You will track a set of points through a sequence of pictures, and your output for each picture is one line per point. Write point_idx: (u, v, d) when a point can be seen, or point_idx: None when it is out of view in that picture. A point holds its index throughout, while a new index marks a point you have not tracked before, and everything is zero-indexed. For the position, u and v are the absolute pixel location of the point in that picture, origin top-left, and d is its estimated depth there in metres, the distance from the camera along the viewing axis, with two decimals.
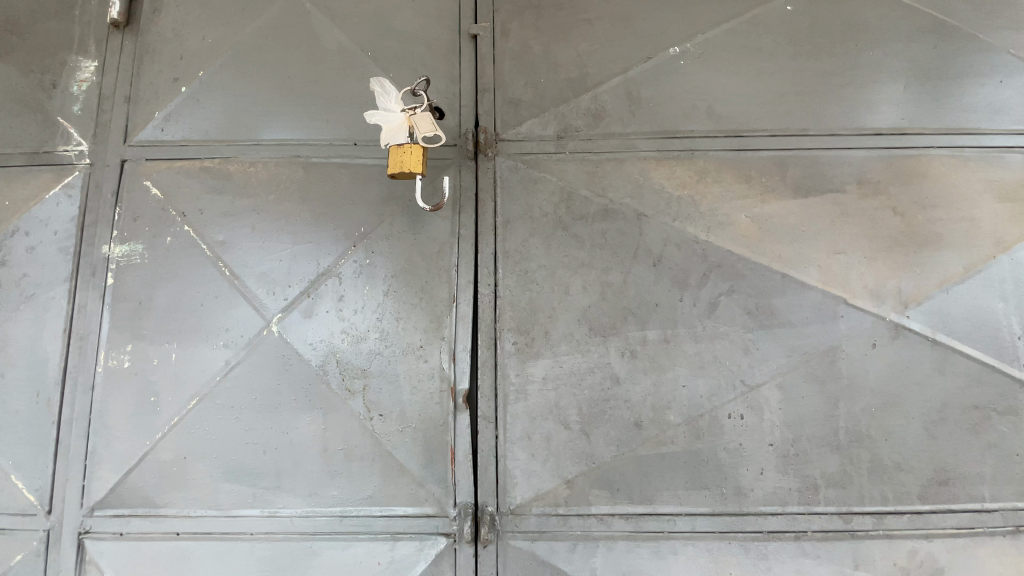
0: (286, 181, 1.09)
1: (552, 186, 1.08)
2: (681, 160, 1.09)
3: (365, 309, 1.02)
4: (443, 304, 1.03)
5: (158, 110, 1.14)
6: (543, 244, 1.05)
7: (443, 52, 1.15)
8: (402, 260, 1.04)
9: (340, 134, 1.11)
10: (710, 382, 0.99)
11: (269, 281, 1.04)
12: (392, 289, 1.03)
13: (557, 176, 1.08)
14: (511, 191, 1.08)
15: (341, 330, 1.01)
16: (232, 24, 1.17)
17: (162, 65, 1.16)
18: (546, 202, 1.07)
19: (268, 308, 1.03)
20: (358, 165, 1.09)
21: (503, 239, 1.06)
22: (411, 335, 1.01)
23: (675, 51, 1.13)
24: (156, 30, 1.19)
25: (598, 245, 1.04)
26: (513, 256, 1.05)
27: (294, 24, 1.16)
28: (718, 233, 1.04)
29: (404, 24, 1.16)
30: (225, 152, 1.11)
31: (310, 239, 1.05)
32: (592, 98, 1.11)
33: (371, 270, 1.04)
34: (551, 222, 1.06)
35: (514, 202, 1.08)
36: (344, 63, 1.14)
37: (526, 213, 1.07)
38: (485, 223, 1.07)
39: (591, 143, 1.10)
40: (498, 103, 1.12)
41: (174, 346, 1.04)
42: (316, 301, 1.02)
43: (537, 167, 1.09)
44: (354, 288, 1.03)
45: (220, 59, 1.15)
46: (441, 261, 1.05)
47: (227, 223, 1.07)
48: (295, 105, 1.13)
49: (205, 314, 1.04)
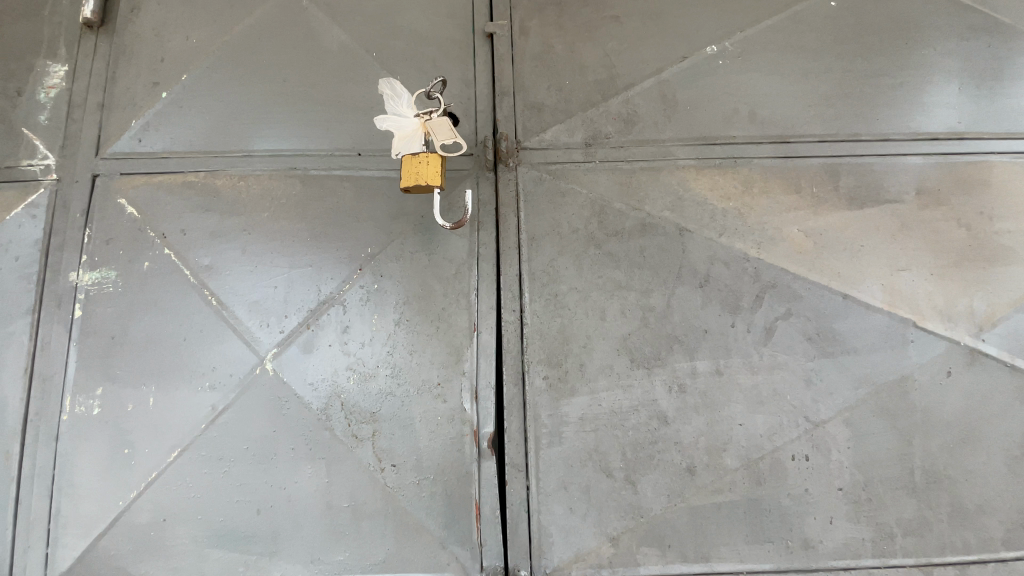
0: (280, 197, 0.96)
1: (582, 199, 0.96)
2: (724, 169, 0.98)
3: (374, 342, 0.89)
4: (462, 333, 0.90)
5: (136, 118, 1.01)
6: (575, 265, 0.94)
7: (456, 54, 1.04)
8: (416, 285, 0.92)
9: (342, 144, 0.99)
10: (769, 419, 0.87)
11: (262, 311, 0.90)
12: (404, 318, 0.90)
13: (587, 188, 0.97)
14: (535, 205, 0.97)
15: (346, 368, 0.87)
16: (219, 22, 1.04)
17: (140, 69, 1.04)
18: (576, 217, 0.96)
19: (260, 343, 0.89)
20: (363, 178, 0.97)
21: (529, 259, 0.94)
22: (427, 371, 0.88)
23: (712, 50, 1.02)
24: (135, 30, 1.06)
25: (636, 264, 0.93)
26: (541, 278, 0.93)
27: (290, 23, 1.04)
28: (770, 250, 0.93)
29: (413, 23, 1.05)
30: (211, 164, 0.98)
31: (310, 263, 0.92)
32: (622, 101, 1.00)
33: (379, 296, 0.91)
34: (583, 240, 0.95)
35: (539, 218, 0.96)
36: (346, 66, 1.02)
37: (553, 229, 0.95)
38: (508, 241, 0.95)
39: (623, 152, 0.99)
40: (519, 108, 1.01)
41: (153, 389, 0.90)
42: (317, 333, 0.89)
43: (563, 178, 0.98)
44: (360, 318, 0.90)
45: (206, 61, 1.02)
46: (459, 285, 0.93)
47: (214, 246, 0.94)
48: (291, 113, 1.01)
49: (189, 351, 0.90)
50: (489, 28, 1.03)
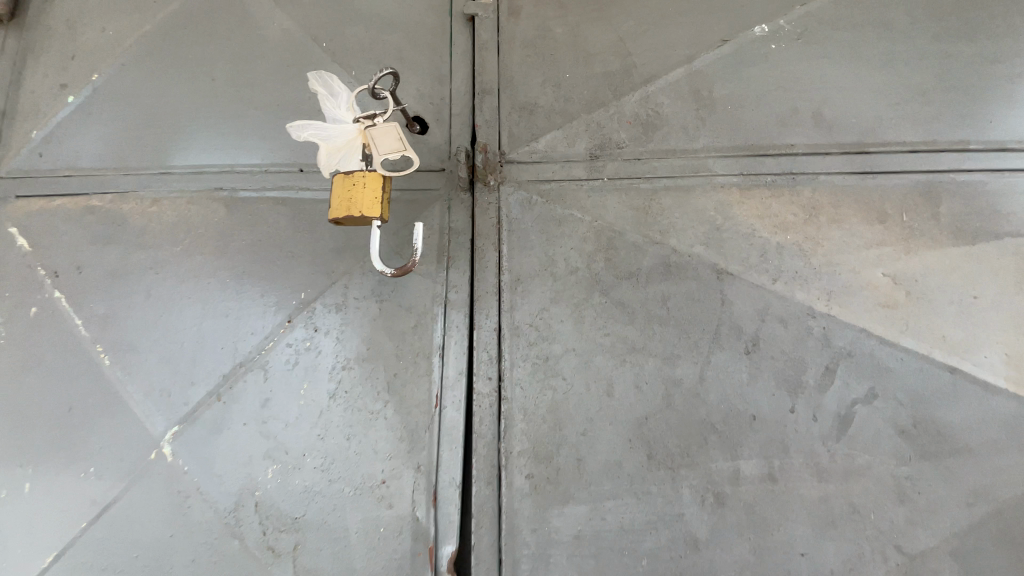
0: (198, 226, 0.76)
1: (583, 229, 0.72)
2: (778, 190, 0.72)
3: (301, 422, 0.67)
4: (419, 409, 0.67)
5: (38, 128, 0.83)
6: (573, 318, 0.69)
7: (427, 43, 0.82)
8: (360, 344, 0.70)
9: (281, 159, 0.79)
10: (846, 549, 0.61)
11: (166, 375, 0.70)
12: (342, 390, 0.68)
13: (591, 215, 0.73)
14: (522, 237, 0.73)
15: (264, 456, 0.67)
16: (141, 10, 0.85)
17: (48, 68, 0.85)
18: (577, 254, 0.72)
19: (162, 417, 0.69)
20: (304, 202, 0.76)
21: (512, 309, 0.71)
22: (370, 462, 0.66)
23: (762, 31, 0.76)
24: (47, 23, 0.88)
25: (656, 319, 0.68)
26: (528, 335, 0.70)
27: (224, 8, 0.84)
28: (844, 302, 0.67)
29: (374, 6, 0.84)
30: (120, 184, 0.79)
31: (226, 312, 0.71)
32: (640, 99, 0.75)
33: (311, 359, 0.69)
34: (584, 284, 0.70)
35: (527, 254, 0.73)
36: (289, 60, 0.81)
37: (545, 269, 0.72)
38: (485, 285, 0.72)
39: (640, 167, 0.74)
40: (504, 109, 0.78)
41: (28, 472, 0.70)
42: (229, 408, 0.68)
43: (560, 202, 0.74)
44: (284, 388, 0.68)
45: (123, 58, 0.83)
46: (420, 344, 0.70)
47: (115, 289, 0.74)
48: (219, 120, 0.80)
49: (76, 424, 0.71)
50: (469, 9, 0.81)
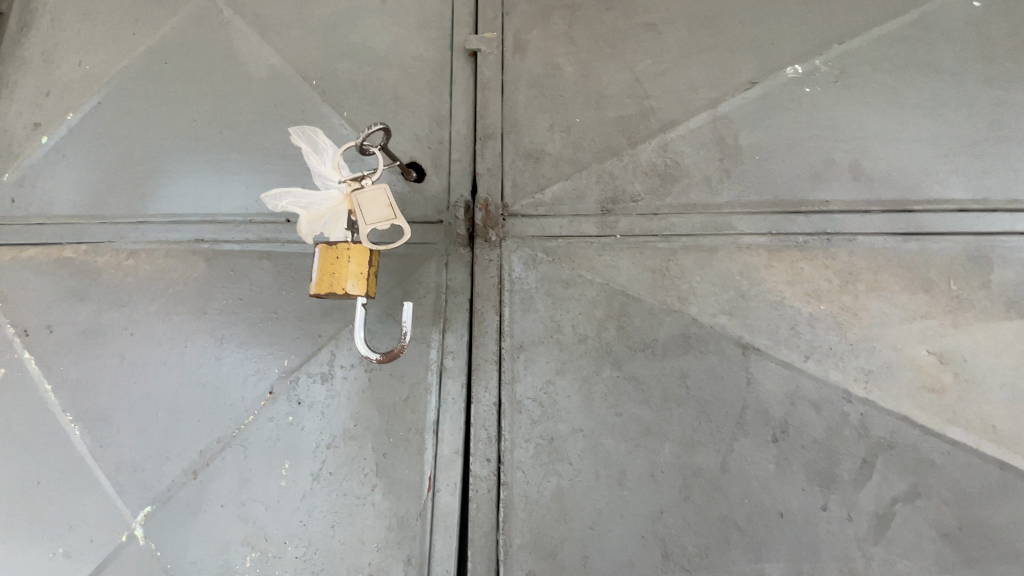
0: (177, 282, 0.71)
1: (593, 293, 0.65)
2: (810, 252, 0.65)
3: (282, 505, 0.62)
4: (410, 493, 0.62)
5: (12, 171, 0.78)
6: (581, 394, 0.63)
7: (425, 81, 0.75)
8: (348, 419, 0.64)
9: (266, 209, 0.73)
10: None
11: (140, 448, 0.65)
12: (326, 472, 0.63)
13: (602, 277, 0.66)
14: (526, 300, 0.67)
15: (241, 543, 0.61)
16: (121, 43, 0.80)
17: (22, 104, 0.80)
18: (586, 321, 0.65)
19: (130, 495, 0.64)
20: (289, 256, 0.70)
21: (513, 381, 0.65)
22: (356, 552, 0.60)
23: (794, 72, 0.68)
24: (22, 54, 0.83)
25: (673, 399, 0.61)
26: (531, 412, 0.63)
27: (210, 42, 0.79)
28: (882, 384, 0.61)
29: (369, 39, 0.77)
30: (95, 234, 0.74)
31: (204, 381, 0.67)
32: (658, 147, 0.68)
33: (295, 435, 0.64)
34: (594, 355, 0.64)
35: (531, 319, 0.66)
36: (276, 99, 0.75)
37: (551, 337, 0.65)
38: (485, 352, 0.66)
39: (657, 223, 0.67)
40: (508, 156, 0.71)
41: None
42: (205, 488, 0.63)
43: (568, 260, 0.67)
44: (265, 467, 0.63)
45: (101, 95, 0.78)
46: (411, 419, 0.64)
47: (87, 351, 0.69)
48: (201, 165, 0.75)
49: (41, 499, 0.65)
50: (471, 43, 0.74)
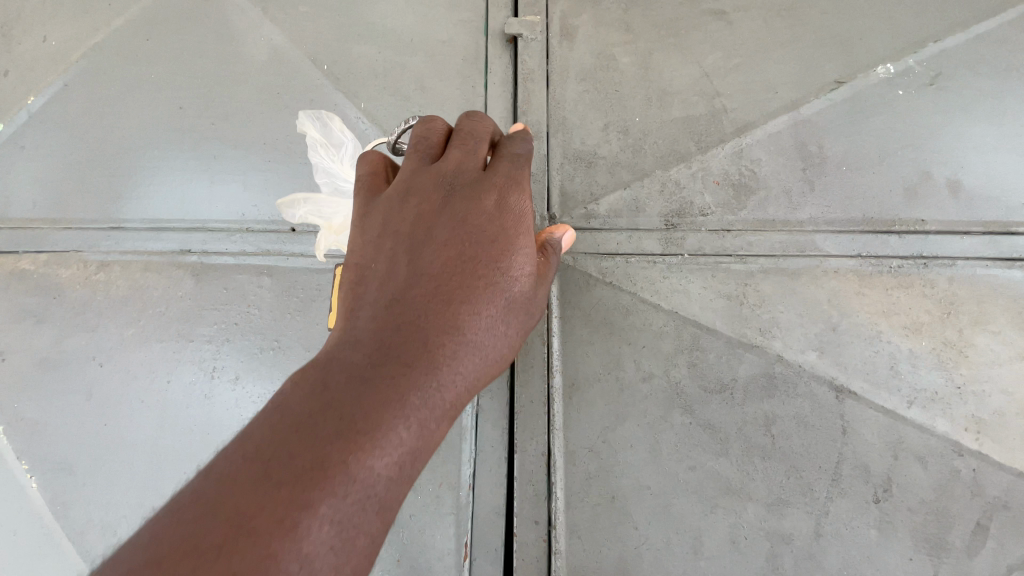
0: (158, 302, 0.60)
1: (659, 323, 0.56)
2: (905, 280, 0.56)
3: None
4: (441, 561, 0.52)
5: None
6: (647, 444, 0.53)
7: (455, 69, 0.64)
8: None
9: (265, 216, 0.62)
10: None
11: (111, 505, 0.54)
12: None
13: (668, 304, 0.56)
14: (577, 330, 0.56)
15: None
16: (91, 13, 0.68)
17: None
18: (651, 356, 0.55)
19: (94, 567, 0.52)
20: (294, 273, 0.60)
21: (564, 426, 0.54)
22: None
23: (885, 71, 0.60)
24: None
25: (755, 449, 0.52)
26: (587, 465, 0.53)
27: (200, 17, 0.67)
28: (997, 435, 0.52)
29: (389, 19, 0.67)
30: (59, 241, 0.62)
31: (191, 425, 0.56)
32: (731, 154, 0.60)
33: None
34: (661, 398, 0.54)
35: (584, 353, 0.56)
36: (279, 86, 0.64)
37: (609, 374, 0.55)
38: (529, 393, 0.55)
39: (730, 241, 0.58)
40: (555, 159, 0.61)
41: None
42: None
43: (627, 283, 0.57)
44: None
45: (66, 75, 0.66)
46: (443, 473, 0.54)
47: (48, 384, 0.58)
48: (187, 161, 0.63)
49: None
50: (511, 27, 0.64)
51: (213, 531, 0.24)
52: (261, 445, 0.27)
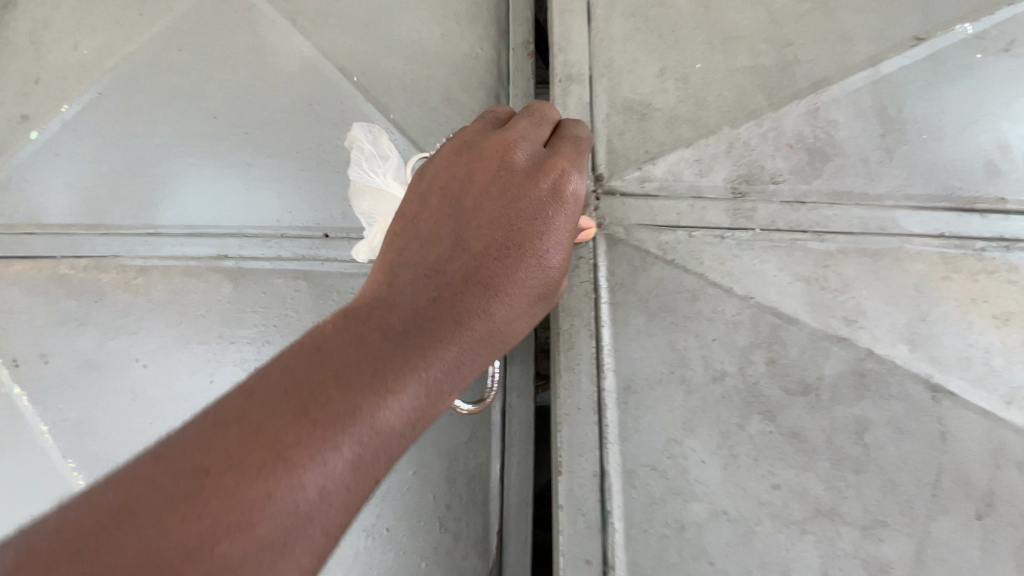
0: (196, 307, 0.60)
1: (732, 312, 0.51)
2: (995, 265, 0.51)
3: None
4: (476, 549, 0.54)
5: None
6: (717, 451, 0.49)
7: (479, 83, 0.66)
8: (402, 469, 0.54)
9: (300, 222, 0.62)
10: None
11: None
12: (380, 528, 0.52)
13: (738, 285, 0.52)
14: (631, 319, 0.53)
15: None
16: (124, 26, 0.68)
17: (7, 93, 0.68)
18: (720, 352, 0.51)
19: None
20: (328, 277, 0.60)
21: (619, 437, 0.51)
22: None
23: (966, 29, 0.55)
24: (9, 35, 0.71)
25: (841, 458, 0.48)
26: (658, 480, 0.49)
27: (231, 28, 0.67)
28: None
29: (414, 32, 0.67)
30: (98, 245, 0.62)
31: None
32: (806, 112, 0.55)
33: None
34: (736, 403, 0.50)
35: (641, 349, 0.52)
36: (309, 93, 0.64)
37: (673, 374, 0.51)
38: (576, 398, 0.51)
39: (806, 215, 0.54)
40: (602, 107, 0.58)
41: None
42: None
43: (693, 255, 0.53)
44: None
45: (100, 84, 0.66)
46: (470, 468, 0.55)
47: (90, 387, 0.60)
48: (219, 171, 0.63)
49: None
50: None
51: (258, 461, 0.27)
52: (295, 393, 0.30)
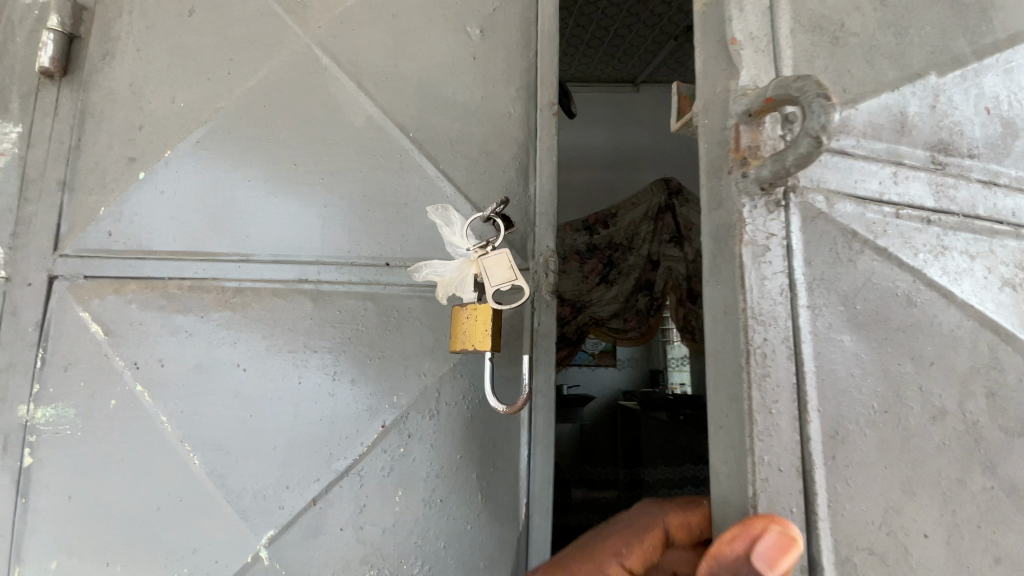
0: (284, 321, 0.77)
1: (952, 326, 0.54)
2: None
3: (398, 529, 0.75)
4: (510, 491, 0.81)
5: (104, 203, 0.79)
6: (923, 495, 0.50)
7: (512, 138, 0.86)
8: (453, 450, 0.78)
9: (367, 253, 0.79)
10: None
11: (257, 481, 0.75)
12: (437, 499, 0.77)
13: (950, 278, 0.55)
14: (832, 325, 0.51)
15: (362, 562, 0.74)
16: (214, 81, 0.82)
17: (112, 138, 0.81)
18: (936, 384, 0.52)
19: (255, 521, 0.74)
20: (389, 297, 0.79)
21: (827, 488, 0.48)
22: (473, 558, 0.77)
23: None
24: (108, 85, 0.83)
25: (995, 480, 0.52)
26: (873, 535, 0.48)
27: (309, 87, 0.82)
28: None
29: (459, 93, 0.85)
30: (199, 270, 0.77)
31: (321, 415, 0.76)
32: (996, 81, 0.64)
33: (406, 464, 0.76)
34: (960, 449, 0.51)
35: (841, 359, 0.51)
36: (375, 149, 0.81)
37: (889, 405, 0.50)
38: (774, 453, 0.48)
39: (997, 205, 0.60)
40: (788, 26, 0.57)
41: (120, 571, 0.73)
42: (326, 514, 0.75)
43: (899, 221, 0.55)
44: (382, 497, 0.75)
45: (198, 132, 0.80)
46: (504, 441, 0.81)
47: (199, 383, 0.76)
48: (297, 207, 0.79)
49: (165, 525, 0.74)
50: None
51: None
52: None
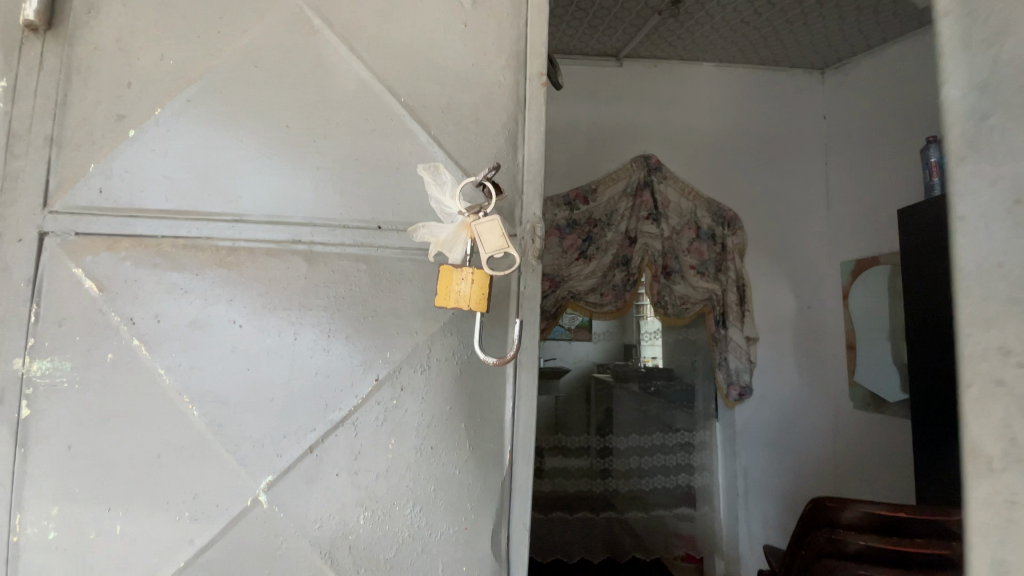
0: (278, 279, 0.80)
1: None
2: None
3: (391, 473, 0.81)
4: (495, 441, 0.87)
5: (93, 160, 0.79)
6: None
7: (502, 107, 0.89)
8: (443, 402, 0.84)
9: (358, 217, 0.82)
10: None
11: (254, 429, 0.79)
12: (427, 446, 0.83)
13: None
14: None
15: (357, 503, 0.80)
16: (205, 40, 0.82)
17: (100, 94, 0.80)
18: None
19: (254, 466, 0.78)
20: (380, 260, 0.82)
21: None
22: (459, 498, 0.84)
23: None
24: (93, 39, 0.82)
25: None
26: None
27: (301, 50, 0.83)
28: None
29: (450, 62, 0.87)
30: (193, 229, 0.79)
31: (315, 368, 0.80)
32: None
33: (399, 414, 0.82)
34: None
35: None
36: (368, 114, 0.83)
37: None
38: None
39: None
40: None
41: (121, 516, 0.77)
42: (321, 460, 0.80)
43: None
44: (375, 444, 0.81)
45: (188, 91, 0.81)
46: (489, 395, 0.87)
47: (196, 338, 0.79)
48: (290, 169, 0.81)
49: (166, 471, 0.78)
50: None
51: None
52: None
